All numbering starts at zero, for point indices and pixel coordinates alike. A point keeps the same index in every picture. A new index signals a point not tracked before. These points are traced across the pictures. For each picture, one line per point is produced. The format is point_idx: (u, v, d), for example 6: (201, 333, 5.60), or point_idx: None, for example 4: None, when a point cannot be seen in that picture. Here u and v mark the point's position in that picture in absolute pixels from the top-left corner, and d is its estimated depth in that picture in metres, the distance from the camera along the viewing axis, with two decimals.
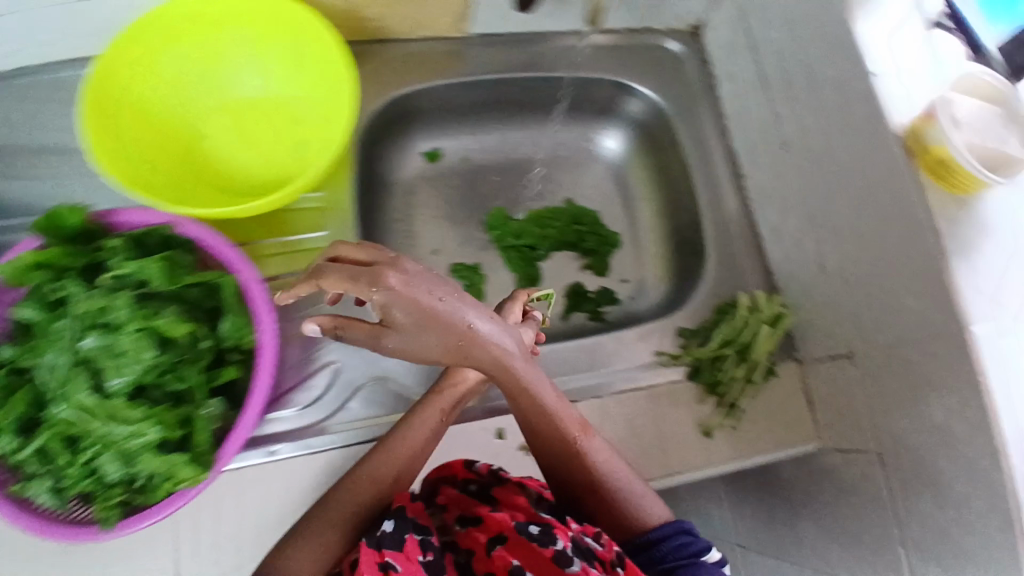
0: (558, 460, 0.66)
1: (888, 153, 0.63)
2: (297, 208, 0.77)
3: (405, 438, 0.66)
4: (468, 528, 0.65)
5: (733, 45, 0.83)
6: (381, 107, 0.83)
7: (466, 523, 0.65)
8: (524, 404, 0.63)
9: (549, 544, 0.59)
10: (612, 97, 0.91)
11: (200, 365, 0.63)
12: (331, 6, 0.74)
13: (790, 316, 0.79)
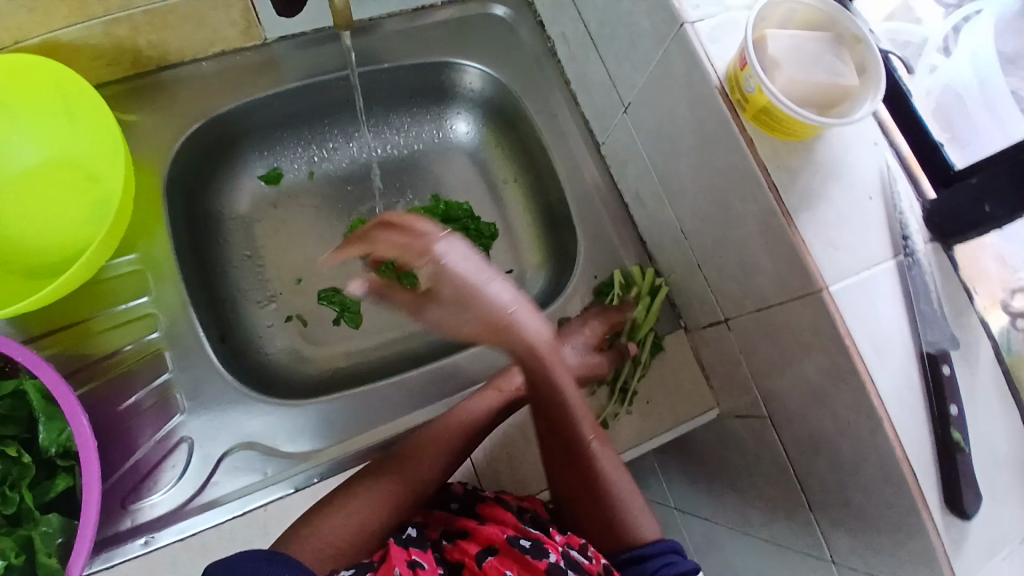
0: (563, 459, 0.63)
1: (712, 105, 0.57)
2: (116, 275, 0.69)
3: (423, 451, 0.64)
4: (454, 542, 0.61)
5: (558, 4, 0.76)
6: (188, 143, 0.73)
7: (453, 538, 0.62)
8: (545, 389, 0.62)
9: (541, 558, 0.57)
10: (445, 75, 0.83)
11: (28, 479, 0.56)
12: (88, 44, 0.65)
13: (666, 286, 0.73)
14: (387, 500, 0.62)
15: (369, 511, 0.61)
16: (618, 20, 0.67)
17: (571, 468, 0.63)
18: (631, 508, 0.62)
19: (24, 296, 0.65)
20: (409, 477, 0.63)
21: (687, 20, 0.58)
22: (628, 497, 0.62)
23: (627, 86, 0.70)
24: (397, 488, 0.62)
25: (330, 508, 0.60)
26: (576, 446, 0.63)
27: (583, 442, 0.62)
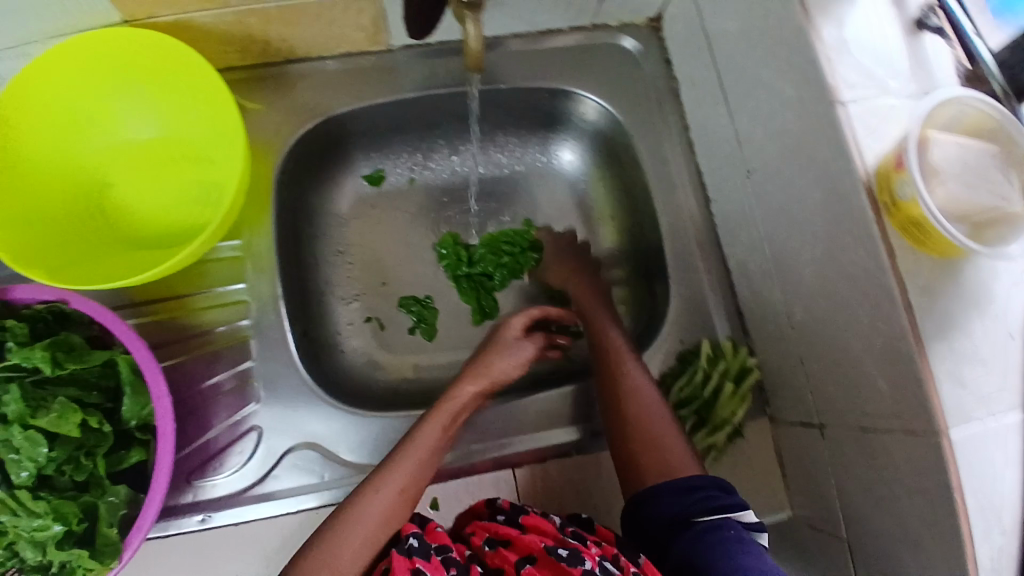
0: (608, 404, 0.66)
1: (854, 204, 0.53)
2: (217, 258, 0.71)
3: (404, 465, 0.61)
4: (496, 549, 0.59)
5: (694, 47, 0.71)
6: (300, 138, 0.73)
7: (494, 543, 0.60)
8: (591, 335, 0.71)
9: (576, 564, 0.54)
10: (561, 102, 0.80)
11: (108, 440, 0.59)
12: (223, 31, 0.66)
13: (758, 371, 0.69)
14: (380, 521, 0.58)
15: (359, 543, 0.57)
16: (759, 82, 0.62)
17: (613, 415, 0.66)
18: (676, 458, 0.62)
19: (124, 259, 0.67)
20: (388, 509, 0.59)
21: (840, 100, 0.53)
22: (675, 452, 0.62)
23: (754, 151, 0.65)
24: (383, 511, 0.59)
25: (321, 542, 0.57)
26: (614, 389, 0.66)
27: (619, 380, 0.66)
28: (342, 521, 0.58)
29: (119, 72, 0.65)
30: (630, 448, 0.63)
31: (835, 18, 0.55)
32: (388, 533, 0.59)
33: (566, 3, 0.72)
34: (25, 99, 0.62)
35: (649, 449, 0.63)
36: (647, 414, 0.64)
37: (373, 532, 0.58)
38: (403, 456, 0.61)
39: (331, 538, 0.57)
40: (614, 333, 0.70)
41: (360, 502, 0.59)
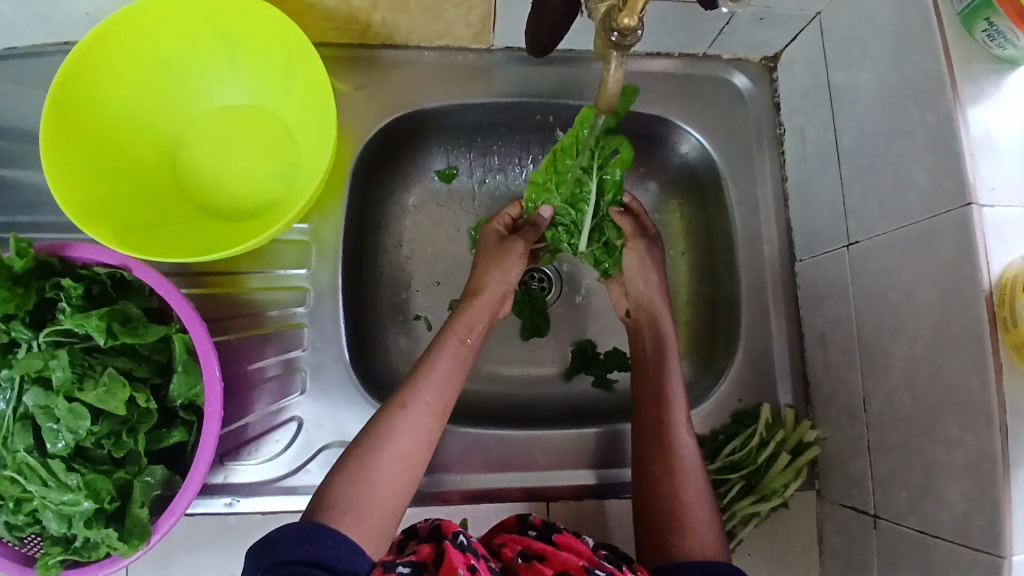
0: (649, 431, 0.64)
1: (966, 310, 0.50)
2: (284, 239, 0.69)
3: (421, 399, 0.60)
4: (530, 562, 0.58)
5: (813, 99, 0.68)
6: (386, 126, 0.72)
7: (529, 558, 0.58)
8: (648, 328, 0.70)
9: None
10: (660, 130, 0.76)
11: (143, 420, 0.57)
12: (327, 7, 0.64)
13: (818, 447, 0.67)
14: (414, 436, 0.58)
15: (393, 459, 0.57)
16: (884, 155, 0.58)
17: (652, 443, 0.63)
18: (699, 511, 0.60)
19: (194, 230, 0.65)
20: (419, 425, 0.59)
21: (977, 202, 0.50)
22: (695, 504, 0.60)
23: (861, 224, 0.61)
24: (416, 427, 0.59)
25: (356, 461, 0.56)
26: (664, 422, 0.63)
27: (669, 422, 0.63)
28: (376, 437, 0.57)
29: (214, 32, 0.64)
30: (657, 477, 0.61)
31: (987, 112, 0.51)
32: (424, 451, 0.58)
33: (690, 28, 0.68)
34: (114, 47, 0.61)
35: (677, 487, 0.60)
36: (682, 453, 0.62)
37: (408, 447, 0.58)
38: (427, 377, 0.61)
39: (369, 451, 0.57)
40: (671, 359, 0.67)
41: (391, 418, 0.58)
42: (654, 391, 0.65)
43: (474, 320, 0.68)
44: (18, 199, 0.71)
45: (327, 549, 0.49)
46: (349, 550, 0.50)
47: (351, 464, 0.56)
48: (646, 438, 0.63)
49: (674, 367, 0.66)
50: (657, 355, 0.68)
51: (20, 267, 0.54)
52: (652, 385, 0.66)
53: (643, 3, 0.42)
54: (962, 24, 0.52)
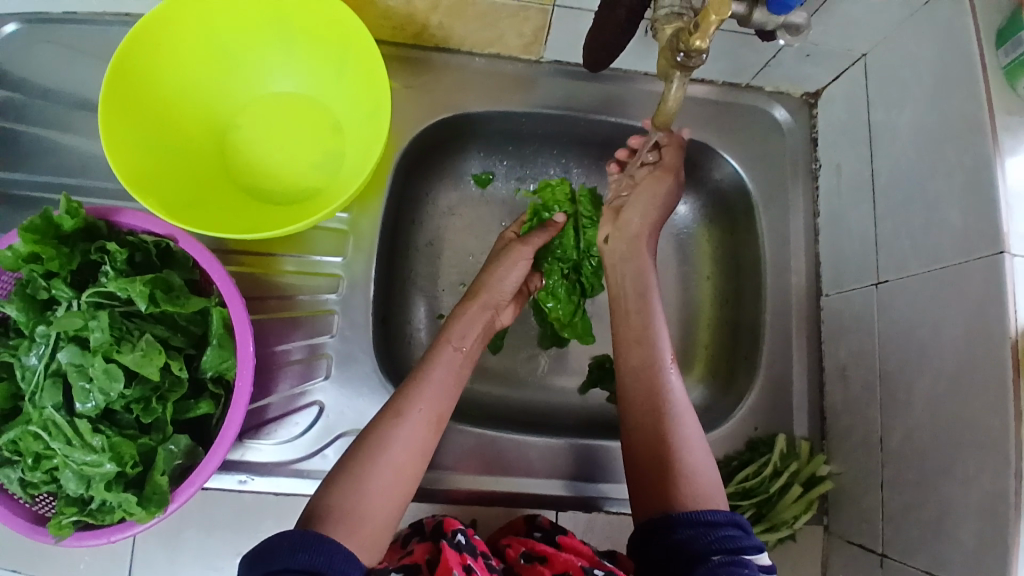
0: (635, 381, 0.61)
1: (991, 354, 0.51)
2: (323, 227, 0.71)
3: (422, 396, 0.59)
4: (531, 563, 0.57)
5: (851, 138, 0.69)
6: (429, 126, 0.73)
7: (532, 560, 0.58)
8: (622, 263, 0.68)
9: None
10: (699, 156, 0.77)
11: (172, 390, 0.57)
12: (389, 7, 0.66)
13: (831, 481, 0.67)
14: (410, 449, 0.56)
15: (389, 470, 0.54)
16: (918, 197, 0.60)
17: (642, 391, 0.60)
18: (699, 457, 0.56)
19: (237, 208, 0.67)
20: (415, 435, 0.57)
21: (1009, 249, 0.51)
22: (693, 448, 0.57)
23: (892, 263, 0.63)
24: (412, 437, 0.56)
25: (349, 471, 0.53)
26: (653, 369, 0.61)
27: (656, 367, 0.61)
28: (371, 447, 0.55)
29: (275, 17, 0.65)
30: (649, 430, 0.58)
31: None
32: (419, 463, 0.56)
33: (736, 59, 0.70)
34: (177, 23, 0.62)
35: (672, 436, 0.57)
36: (675, 399, 0.60)
37: (404, 456, 0.55)
38: (422, 385, 0.60)
39: (364, 460, 0.54)
40: (656, 300, 0.65)
41: (387, 430, 0.56)
42: (640, 336, 0.63)
43: (467, 328, 0.66)
44: (68, 163, 0.72)
45: (320, 557, 0.46)
46: (344, 559, 0.47)
47: (346, 473, 0.53)
48: (634, 387, 0.61)
49: (658, 309, 0.65)
50: (637, 295, 0.66)
51: (69, 225, 0.56)
52: (633, 336, 0.64)
53: (714, 29, 0.44)
54: (1004, 77, 0.54)
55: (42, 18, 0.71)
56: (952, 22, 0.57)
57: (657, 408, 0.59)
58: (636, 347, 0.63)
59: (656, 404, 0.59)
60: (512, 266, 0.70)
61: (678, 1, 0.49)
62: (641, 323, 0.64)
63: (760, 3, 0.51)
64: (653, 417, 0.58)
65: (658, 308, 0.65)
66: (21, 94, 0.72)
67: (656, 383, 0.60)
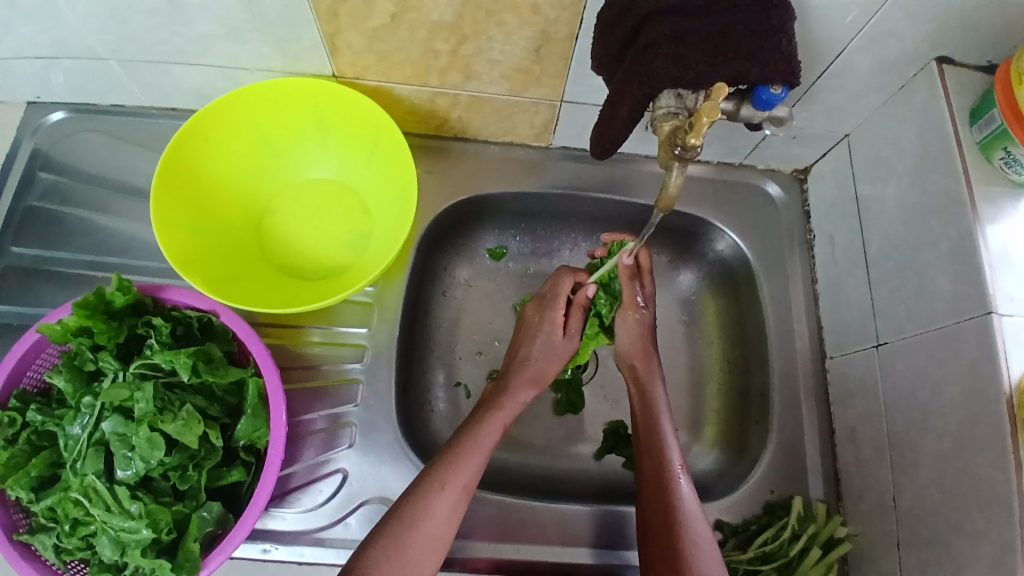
0: (653, 490, 0.63)
1: (989, 410, 0.54)
2: (349, 301, 0.75)
3: (466, 464, 0.61)
4: None
5: (842, 212, 0.75)
6: (449, 207, 0.80)
7: None
8: (639, 394, 0.70)
9: None
10: (700, 230, 0.83)
11: (205, 460, 0.60)
12: (415, 103, 0.73)
13: (849, 543, 0.67)
14: (449, 518, 0.59)
15: (428, 541, 0.57)
16: (909, 264, 0.64)
17: (654, 497, 0.63)
18: (711, 557, 0.58)
19: (273, 285, 0.72)
20: (453, 507, 0.59)
21: (996, 310, 0.55)
22: (705, 550, 0.58)
23: (889, 326, 0.66)
24: (451, 508, 0.59)
25: (391, 534, 0.56)
26: (663, 479, 0.63)
27: (668, 476, 0.63)
28: (412, 514, 0.57)
29: (313, 118, 0.72)
30: (666, 535, 0.60)
31: (1005, 229, 0.58)
32: (454, 531, 0.59)
33: (729, 142, 0.77)
34: (227, 121, 0.70)
35: (682, 540, 0.59)
36: (685, 507, 0.61)
37: (443, 527, 0.58)
38: (467, 454, 0.62)
39: (406, 525, 0.57)
40: (664, 418, 0.67)
41: (429, 495, 0.59)
42: (647, 447, 0.66)
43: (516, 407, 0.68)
44: (112, 243, 0.77)
45: None
46: None
47: (387, 535, 0.56)
48: (653, 501, 0.62)
49: (668, 424, 0.67)
50: (647, 414, 0.68)
51: (119, 302, 0.60)
52: (650, 437, 0.66)
53: (707, 129, 0.49)
54: (982, 152, 0.60)
55: (88, 109, 0.80)
56: (926, 105, 0.63)
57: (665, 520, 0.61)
58: (649, 449, 0.65)
59: (654, 515, 0.62)
60: (552, 348, 0.72)
61: (673, 102, 0.56)
62: (653, 427, 0.67)
63: (746, 101, 0.58)
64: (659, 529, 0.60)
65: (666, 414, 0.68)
66: (68, 178, 0.79)
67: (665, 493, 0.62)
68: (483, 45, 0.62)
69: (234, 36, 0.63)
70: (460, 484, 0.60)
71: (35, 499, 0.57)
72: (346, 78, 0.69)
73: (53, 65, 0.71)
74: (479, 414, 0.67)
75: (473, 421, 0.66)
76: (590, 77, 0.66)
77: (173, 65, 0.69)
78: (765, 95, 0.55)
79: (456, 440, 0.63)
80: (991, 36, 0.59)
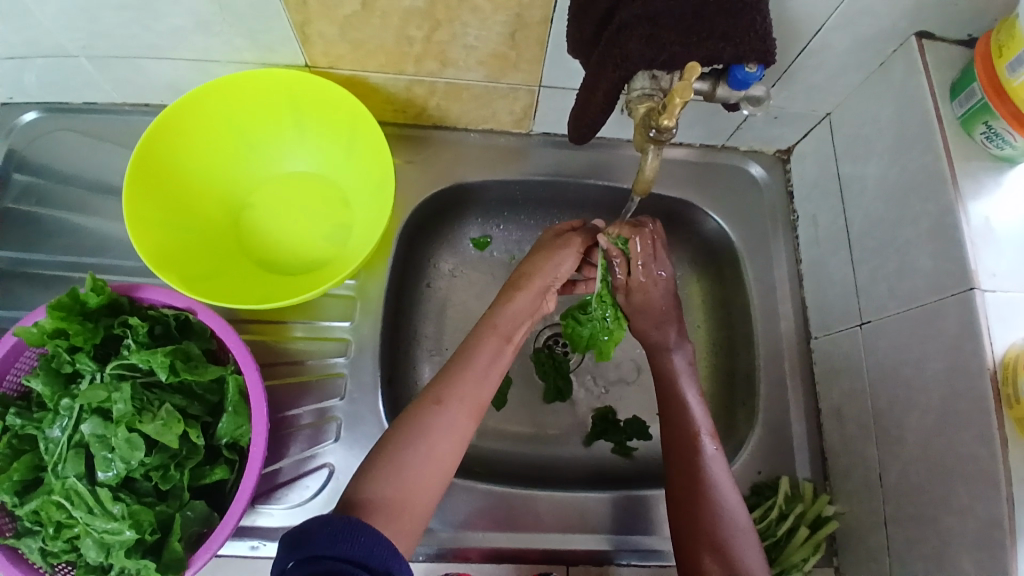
0: (675, 461, 0.63)
1: (973, 386, 0.54)
2: (331, 295, 0.75)
3: (468, 382, 0.60)
4: None
5: (824, 191, 0.74)
6: (430, 197, 0.79)
7: None
8: (658, 358, 0.70)
9: None
10: (684, 213, 0.82)
11: (188, 459, 0.59)
12: (392, 92, 0.73)
13: (836, 521, 0.68)
14: (450, 437, 0.57)
15: (427, 460, 0.55)
16: (892, 241, 0.64)
17: (677, 467, 0.63)
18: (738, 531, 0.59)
19: (253, 280, 0.71)
20: (454, 426, 0.58)
21: (978, 286, 0.54)
22: (736, 519, 0.59)
23: (873, 305, 0.66)
24: (450, 427, 0.58)
25: (387, 459, 0.55)
26: (687, 451, 0.63)
27: (696, 449, 0.63)
28: (411, 434, 0.56)
29: (288, 109, 0.71)
30: (692, 512, 0.60)
31: (986, 205, 0.57)
32: (458, 452, 0.58)
33: (710, 124, 0.76)
34: (200, 114, 0.69)
35: (711, 515, 0.59)
36: (718, 482, 0.61)
37: (444, 445, 0.57)
38: (466, 372, 0.60)
39: (404, 444, 0.56)
40: (687, 389, 0.67)
41: (427, 413, 0.58)
42: (668, 417, 0.66)
43: (517, 319, 0.66)
44: (89, 243, 0.77)
45: (361, 549, 0.46)
46: (385, 550, 0.46)
47: (385, 456, 0.55)
48: (677, 472, 0.63)
49: (691, 396, 0.67)
50: (671, 382, 0.68)
51: (94, 302, 0.59)
52: (671, 408, 0.67)
53: (680, 110, 0.49)
54: (962, 126, 0.59)
55: (61, 108, 0.79)
56: (906, 83, 0.62)
57: (686, 489, 0.61)
58: (672, 422, 0.66)
59: (678, 479, 0.63)
60: (559, 258, 0.69)
61: (648, 84, 0.55)
62: (675, 399, 0.67)
63: (722, 81, 0.57)
64: (681, 494, 0.61)
65: (688, 381, 0.68)
66: (44, 179, 0.78)
67: (688, 463, 0.62)
68: (457, 31, 0.61)
69: (204, 29, 0.61)
70: (457, 403, 0.59)
71: (19, 503, 0.57)
72: (320, 68, 0.68)
73: (26, 65, 0.69)
74: (484, 328, 0.64)
75: (472, 340, 0.64)
76: (567, 61, 0.65)
77: (144, 60, 0.67)
78: (740, 75, 0.55)
79: (457, 357, 0.62)
80: (971, 10, 0.58)
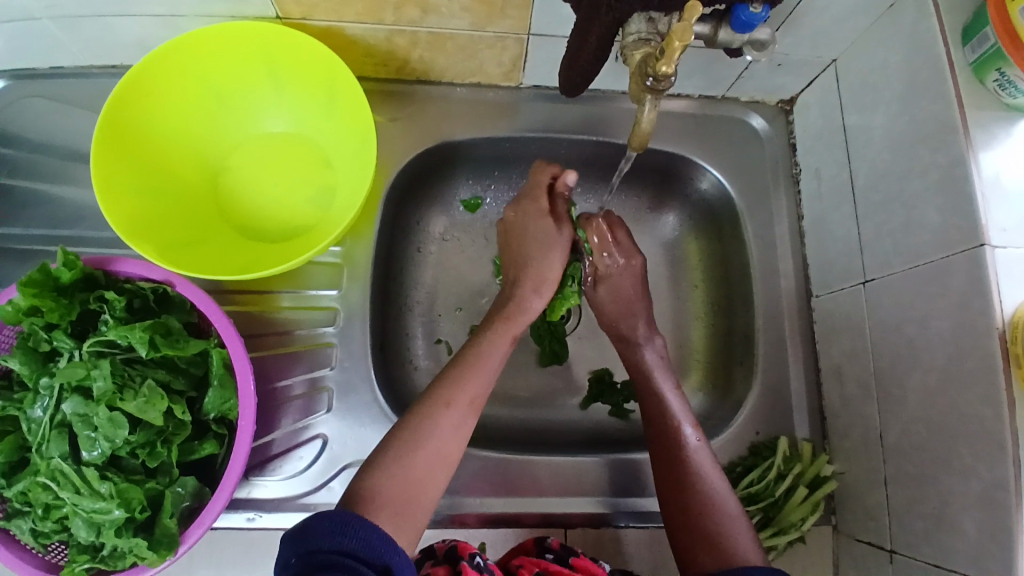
0: (658, 451, 0.63)
1: (980, 345, 0.52)
2: (318, 261, 0.72)
3: (474, 379, 0.59)
4: None
5: (829, 142, 0.71)
6: (417, 156, 0.75)
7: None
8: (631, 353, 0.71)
9: None
10: (682, 168, 0.79)
11: (173, 436, 0.58)
12: (371, 44, 0.68)
13: (835, 481, 0.67)
14: (454, 434, 0.56)
15: (431, 458, 0.54)
16: (898, 194, 0.61)
17: (662, 457, 0.63)
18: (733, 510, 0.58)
19: (234, 248, 0.68)
20: (460, 423, 0.57)
21: (989, 242, 0.52)
22: (727, 503, 0.58)
23: (877, 261, 0.64)
24: (456, 423, 0.57)
25: (393, 456, 0.53)
26: (670, 437, 0.63)
27: (677, 433, 0.63)
28: (416, 431, 0.55)
29: (262, 66, 0.67)
30: (680, 495, 0.60)
31: (997, 156, 0.54)
32: (461, 448, 0.57)
33: (711, 72, 0.73)
34: (168, 74, 0.65)
35: (703, 495, 0.59)
36: (698, 464, 0.61)
37: (447, 442, 0.56)
38: (471, 370, 0.60)
39: (410, 442, 0.54)
40: (661, 380, 0.68)
41: (432, 411, 0.56)
42: (653, 411, 0.66)
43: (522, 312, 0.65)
44: (63, 214, 0.74)
45: (357, 540, 0.44)
46: (383, 542, 0.45)
47: (390, 453, 0.54)
48: (661, 459, 0.63)
49: (666, 385, 0.67)
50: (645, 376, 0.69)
51: (67, 277, 0.57)
52: (651, 404, 0.67)
53: (679, 55, 0.46)
54: (974, 73, 0.55)
55: (27, 73, 0.73)
56: (918, 25, 0.58)
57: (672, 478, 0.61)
58: (650, 413, 0.66)
59: (661, 467, 0.62)
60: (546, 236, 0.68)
61: (644, 28, 0.52)
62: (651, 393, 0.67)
63: (725, 23, 0.53)
64: (670, 483, 0.61)
65: (662, 373, 0.69)
66: (13, 149, 0.74)
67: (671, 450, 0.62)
68: None
69: None
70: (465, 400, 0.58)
71: (7, 485, 0.56)
72: (292, 20, 0.64)
73: None
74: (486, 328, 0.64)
75: (481, 338, 0.63)
76: (557, 7, 0.61)
77: (105, 17, 0.63)
78: (744, 15, 0.51)
79: (462, 354, 0.61)
80: None
